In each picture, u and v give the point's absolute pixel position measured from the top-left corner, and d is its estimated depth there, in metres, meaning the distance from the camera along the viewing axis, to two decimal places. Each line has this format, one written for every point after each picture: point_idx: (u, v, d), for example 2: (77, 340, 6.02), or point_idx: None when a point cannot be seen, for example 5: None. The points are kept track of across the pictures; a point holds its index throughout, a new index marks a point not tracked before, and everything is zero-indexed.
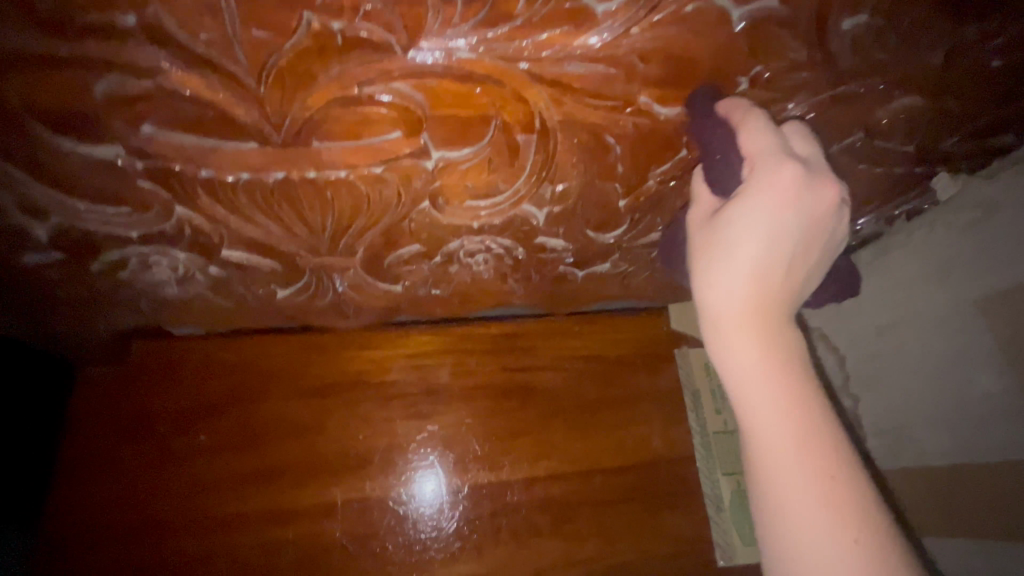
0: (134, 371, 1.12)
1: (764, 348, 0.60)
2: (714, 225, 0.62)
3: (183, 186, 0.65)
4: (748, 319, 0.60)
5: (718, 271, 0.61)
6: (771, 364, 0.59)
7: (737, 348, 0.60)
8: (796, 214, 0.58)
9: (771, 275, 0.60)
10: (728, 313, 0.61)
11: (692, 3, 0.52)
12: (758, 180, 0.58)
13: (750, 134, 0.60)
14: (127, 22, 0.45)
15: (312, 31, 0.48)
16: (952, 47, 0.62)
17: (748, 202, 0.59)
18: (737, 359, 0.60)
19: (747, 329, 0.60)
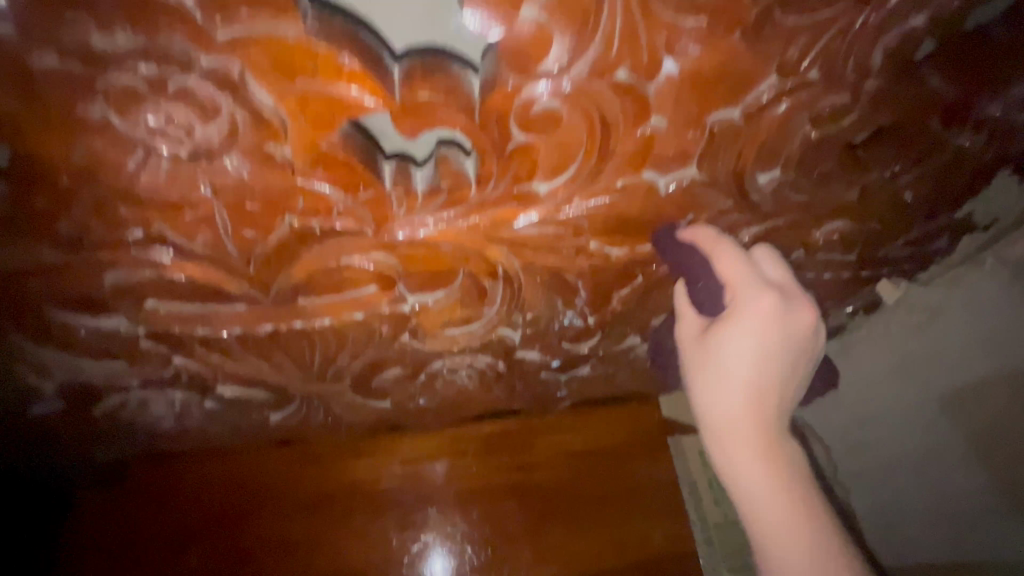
0: (132, 496, 1.14)
1: (767, 466, 0.62)
2: (704, 348, 0.65)
3: (180, 342, 0.71)
4: (748, 441, 0.62)
5: (713, 391, 0.64)
6: (775, 481, 0.61)
7: (741, 466, 0.62)
8: (779, 337, 0.62)
9: (761, 395, 0.63)
10: (728, 432, 0.63)
11: (622, 178, 0.58)
12: (744, 307, 0.62)
13: (727, 262, 0.64)
14: (134, 235, 0.52)
15: (293, 227, 0.55)
16: (865, 185, 0.70)
17: (737, 328, 0.62)
18: (742, 477, 0.62)
19: (746, 449, 0.62)
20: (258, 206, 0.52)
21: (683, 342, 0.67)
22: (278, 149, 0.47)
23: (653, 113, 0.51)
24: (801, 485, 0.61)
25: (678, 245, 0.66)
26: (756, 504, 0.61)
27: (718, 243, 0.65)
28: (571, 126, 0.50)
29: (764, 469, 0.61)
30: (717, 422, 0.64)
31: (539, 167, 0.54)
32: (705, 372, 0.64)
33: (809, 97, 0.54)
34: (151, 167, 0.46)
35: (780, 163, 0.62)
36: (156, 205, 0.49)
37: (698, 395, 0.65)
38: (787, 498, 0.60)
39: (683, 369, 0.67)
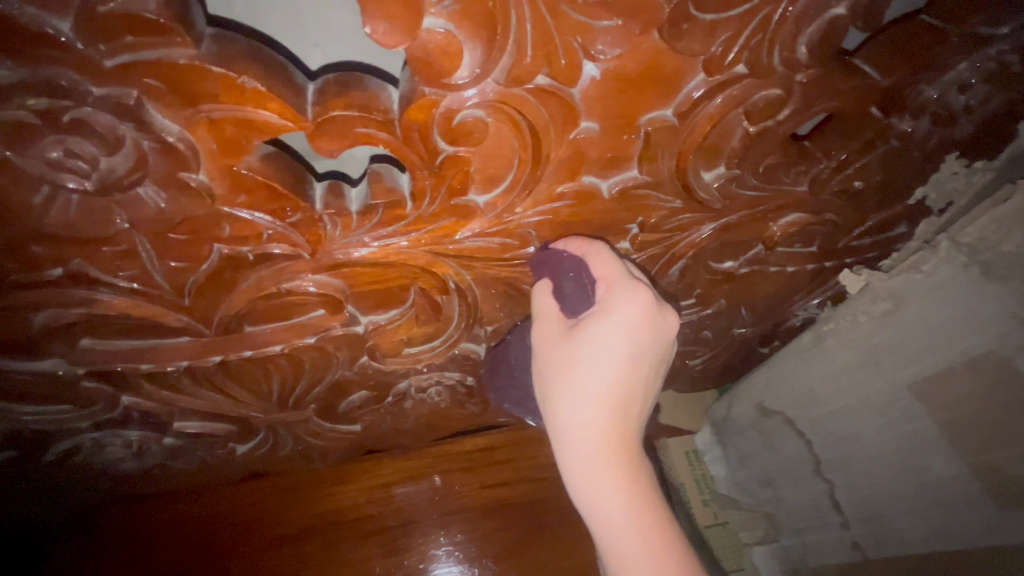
0: (102, 540, 1.11)
1: (627, 485, 0.54)
2: (571, 348, 0.56)
3: (126, 380, 0.68)
4: (610, 451, 0.55)
5: (576, 397, 0.55)
6: (630, 501, 0.54)
7: (597, 483, 0.54)
8: (651, 338, 0.56)
9: (630, 401, 0.56)
10: (590, 445, 0.55)
11: (563, 184, 0.57)
12: (615, 305, 0.55)
13: (597, 260, 0.59)
14: (55, 273, 0.51)
15: (224, 256, 0.53)
16: (813, 178, 0.70)
17: (607, 328, 0.54)
18: (600, 496, 0.54)
19: (610, 459, 0.54)
20: (182, 236, 0.50)
21: (546, 341, 0.58)
22: (191, 177, 0.45)
23: (582, 117, 0.50)
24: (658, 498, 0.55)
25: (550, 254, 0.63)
26: (611, 525, 0.54)
27: (593, 247, 0.60)
28: (498, 134, 0.49)
29: (623, 488, 0.54)
30: (580, 434, 0.55)
31: (473, 178, 0.53)
32: (570, 375, 0.55)
33: (741, 92, 0.53)
34: (60, 202, 0.45)
35: (723, 159, 0.61)
36: (71, 241, 0.48)
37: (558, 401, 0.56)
38: (644, 519, 0.54)
39: (546, 371, 0.57)
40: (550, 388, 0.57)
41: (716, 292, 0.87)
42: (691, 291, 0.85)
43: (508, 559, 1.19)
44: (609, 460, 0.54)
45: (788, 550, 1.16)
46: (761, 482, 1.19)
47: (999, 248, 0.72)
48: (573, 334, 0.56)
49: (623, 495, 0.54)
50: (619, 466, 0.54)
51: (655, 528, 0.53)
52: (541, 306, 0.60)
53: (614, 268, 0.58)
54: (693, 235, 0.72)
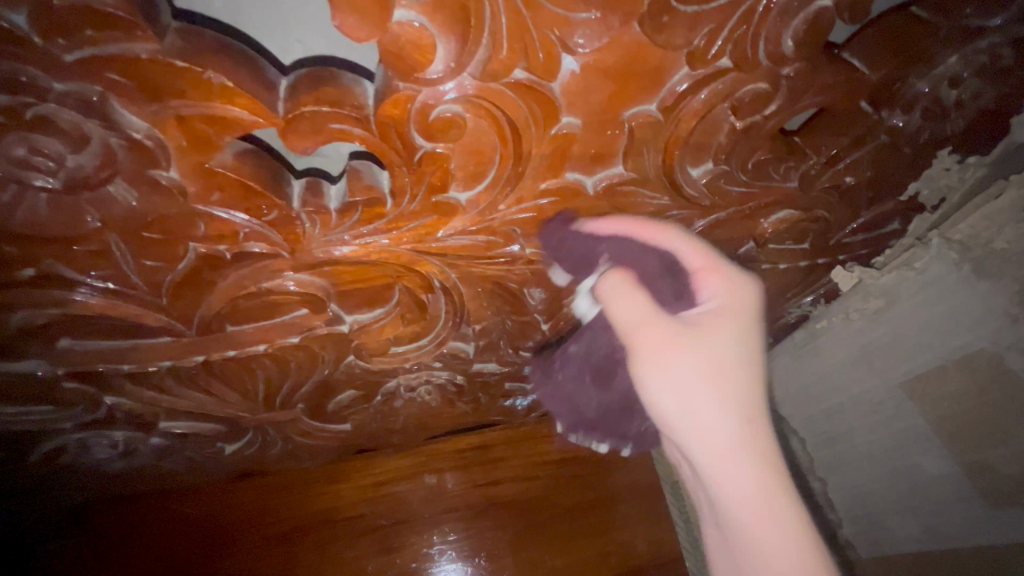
0: (92, 541, 1.11)
1: (766, 478, 0.53)
2: (694, 339, 0.55)
3: (108, 380, 0.68)
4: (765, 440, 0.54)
5: (691, 395, 0.55)
6: (786, 492, 0.53)
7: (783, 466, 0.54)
8: (764, 329, 0.59)
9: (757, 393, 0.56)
10: (735, 435, 0.54)
11: (546, 181, 0.56)
12: (724, 294, 0.57)
13: (688, 249, 0.57)
14: (28, 273, 0.50)
15: (200, 255, 0.53)
16: (804, 174, 0.69)
17: (728, 321, 0.56)
18: (745, 493, 0.53)
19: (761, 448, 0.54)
20: (157, 235, 0.49)
21: (648, 340, 0.55)
22: (162, 175, 0.44)
23: (563, 112, 0.49)
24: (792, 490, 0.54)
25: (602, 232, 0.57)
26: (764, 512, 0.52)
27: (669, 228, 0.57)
28: (477, 130, 0.48)
29: (775, 478, 0.53)
30: (704, 432, 0.54)
31: (454, 175, 0.52)
32: (690, 371, 0.55)
33: (726, 86, 0.52)
34: (28, 201, 0.44)
35: (711, 154, 0.60)
36: (41, 241, 0.47)
37: (677, 399, 0.55)
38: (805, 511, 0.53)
39: (660, 362, 0.55)
40: (662, 388, 0.55)
41: None
42: None
43: (502, 558, 1.18)
44: (737, 453, 0.54)
45: None
46: None
47: (991, 245, 0.71)
48: (683, 330, 0.56)
49: (781, 490, 0.53)
50: (751, 459, 0.53)
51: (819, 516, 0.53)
52: (628, 304, 0.55)
53: (711, 258, 0.57)
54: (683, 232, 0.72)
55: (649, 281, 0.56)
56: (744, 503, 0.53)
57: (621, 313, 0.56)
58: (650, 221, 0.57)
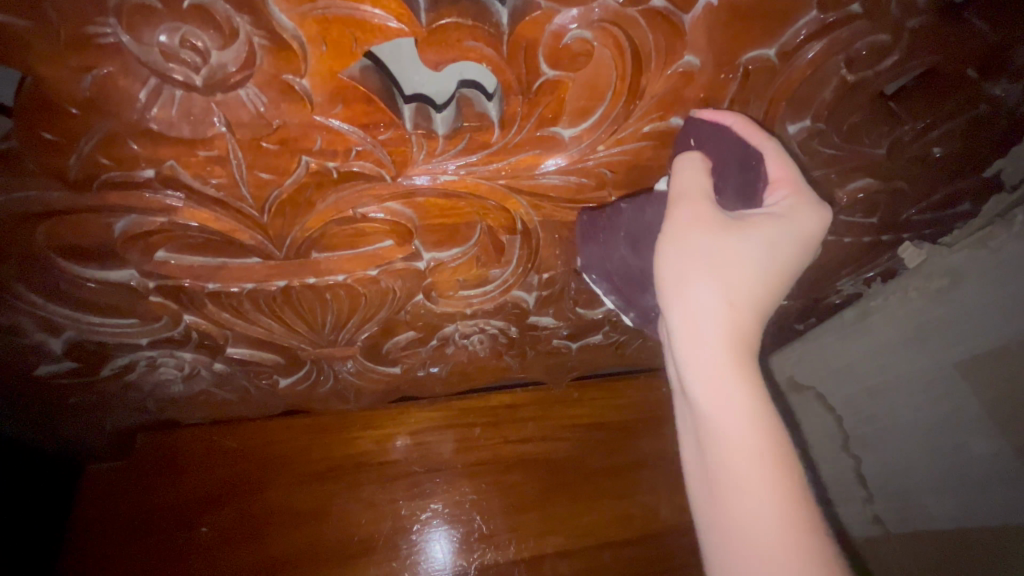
0: (140, 465, 1.15)
1: (753, 382, 0.49)
2: (725, 229, 0.52)
3: (191, 297, 0.69)
4: (751, 344, 0.51)
5: (709, 286, 0.51)
6: (765, 405, 0.48)
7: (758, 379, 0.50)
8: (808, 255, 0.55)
9: (770, 304, 0.53)
10: (725, 327, 0.50)
11: (650, 124, 0.56)
12: (789, 215, 0.54)
13: (776, 159, 0.55)
14: (145, 175, 0.50)
15: (309, 170, 0.53)
16: (893, 141, 0.69)
17: (777, 228, 0.53)
18: (729, 394, 0.49)
19: (747, 351, 0.50)
20: (275, 145, 0.50)
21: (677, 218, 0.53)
22: (296, 81, 0.45)
23: (686, 49, 0.49)
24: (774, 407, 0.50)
25: (709, 124, 0.55)
26: (721, 413, 0.49)
27: (763, 135, 0.56)
28: (601, 60, 0.48)
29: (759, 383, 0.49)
30: (707, 324, 0.50)
31: (566, 108, 0.52)
32: (713, 261, 0.51)
33: (847, 35, 0.52)
34: (164, 97, 0.44)
35: (812, 111, 0.60)
36: (167, 141, 0.47)
37: (691, 285, 0.51)
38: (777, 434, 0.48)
39: (679, 245, 0.52)
40: (678, 267, 0.52)
41: None
42: None
43: (530, 513, 1.20)
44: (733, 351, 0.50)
45: None
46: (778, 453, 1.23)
47: None
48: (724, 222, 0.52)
49: (760, 400, 0.49)
50: (743, 359, 0.50)
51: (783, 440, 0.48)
52: (681, 184, 0.54)
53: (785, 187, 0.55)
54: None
55: (724, 181, 0.55)
56: (721, 404, 0.49)
57: (672, 189, 0.55)
58: (755, 126, 0.56)
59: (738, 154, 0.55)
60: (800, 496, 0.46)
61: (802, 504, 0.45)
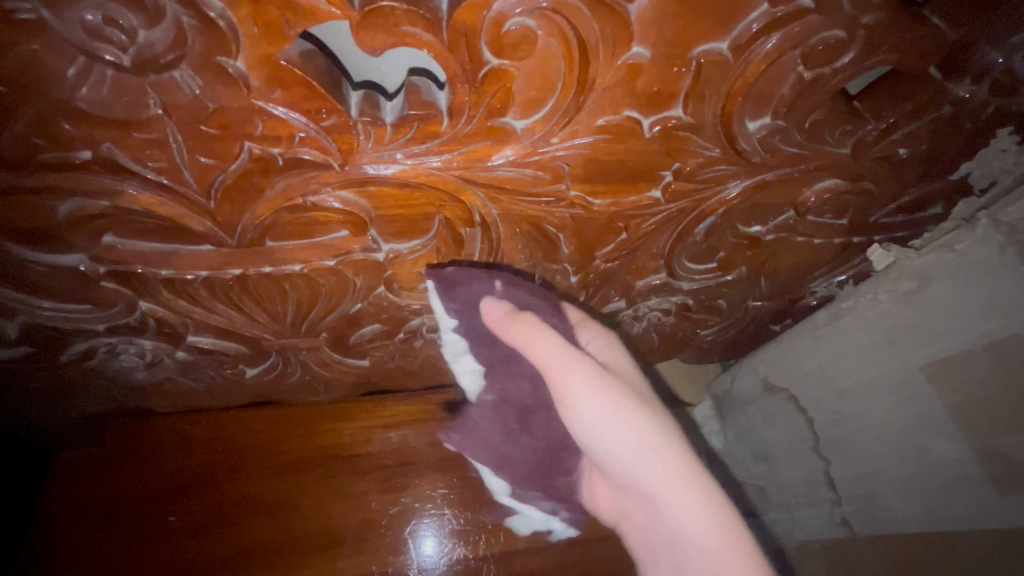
0: (109, 453, 1.14)
1: (681, 474, 0.57)
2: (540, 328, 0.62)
3: (145, 283, 0.68)
4: (614, 388, 0.60)
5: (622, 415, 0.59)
6: (644, 431, 0.58)
7: (626, 415, 0.59)
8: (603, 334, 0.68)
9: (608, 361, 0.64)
10: (580, 386, 0.59)
11: (604, 117, 0.56)
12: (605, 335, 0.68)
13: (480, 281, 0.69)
14: (83, 157, 0.49)
15: (253, 156, 0.52)
16: (858, 141, 0.68)
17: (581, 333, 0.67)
18: (677, 492, 0.57)
19: (613, 396, 0.59)
20: (215, 129, 0.49)
21: (569, 380, 0.59)
22: (229, 64, 0.44)
23: (634, 40, 0.48)
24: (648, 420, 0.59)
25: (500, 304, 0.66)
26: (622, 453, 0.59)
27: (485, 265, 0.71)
28: (546, 50, 0.48)
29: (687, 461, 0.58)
30: (632, 443, 0.58)
31: (515, 99, 0.51)
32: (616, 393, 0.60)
33: (801, 30, 0.51)
34: (94, 77, 0.43)
35: (771, 108, 0.59)
36: (101, 121, 0.46)
37: (613, 423, 0.59)
38: (656, 448, 0.58)
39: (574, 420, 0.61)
40: (599, 411, 0.59)
41: (737, 257, 0.88)
42: (714, 253, 0.86)
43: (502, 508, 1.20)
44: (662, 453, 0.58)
45: (775, 524, 1.21)
46: (757, 456, 1.24)
47: None
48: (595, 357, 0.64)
49: (637, 422, 0.59)
50: (669, 458, 0.57)
51: (664, 452, 0.58)
52: (519, 333, 0.62)
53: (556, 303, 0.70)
54: (708, 203, 0.73)
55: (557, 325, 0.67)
56: (678, 509, 0.56)
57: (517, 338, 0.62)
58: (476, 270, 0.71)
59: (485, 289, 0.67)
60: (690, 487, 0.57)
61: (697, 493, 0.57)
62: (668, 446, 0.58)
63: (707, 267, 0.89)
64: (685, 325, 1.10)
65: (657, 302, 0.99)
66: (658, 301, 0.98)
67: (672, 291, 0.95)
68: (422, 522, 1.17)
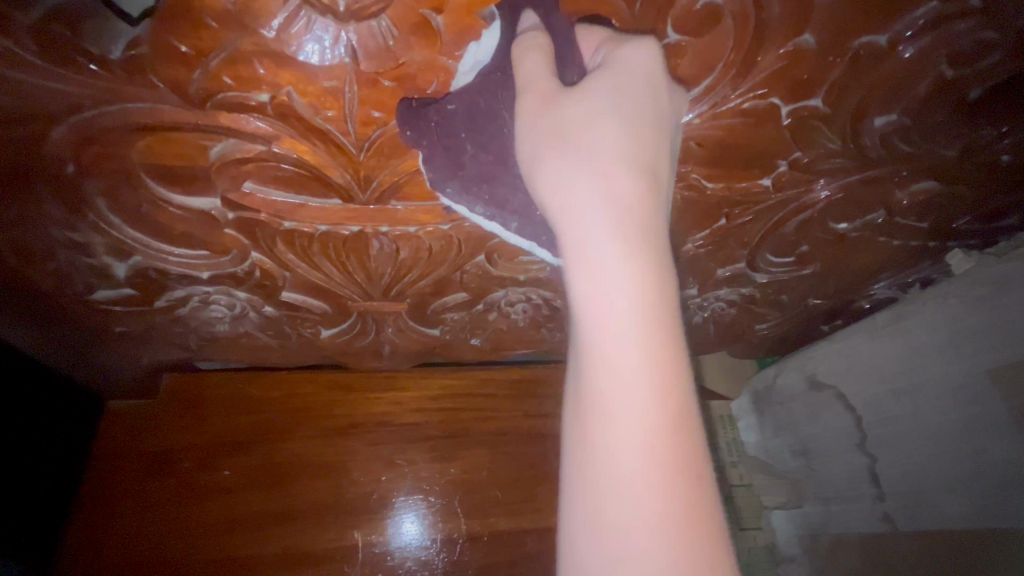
0: (164, 407, 1.13)
1: (608, 248, 0.42)
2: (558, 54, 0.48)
3: (264, 234, 0.69)
4: (579, 111, 0.44)
5: (568, 168, 0.44)
6: (593, 170, 0.43)
7: (585, 143, 0.44)
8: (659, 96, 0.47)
9: (609, 88, 0.45)
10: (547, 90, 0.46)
11: (749, 101, 0.58)
12: (630, 57, 0.46)
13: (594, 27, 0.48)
14: (260, 99, 0.51)
15: (418, 112, 0.54)
16: (966, 146, 0.70)
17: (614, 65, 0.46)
18: (608, 306, 0.40)
19: (570, 113, 0.44)
20: (393, 82, 0.50)
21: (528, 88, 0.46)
22: (432, 17, 0.45)
23: (806, 28, 0.50)
24: (608, 168, 0.43)
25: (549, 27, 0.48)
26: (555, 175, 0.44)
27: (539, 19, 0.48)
28: (724, 30, 0.49)
29: (636, 283, 0.41)
30: (570, 204, 0.43)
31: (678, 75, 0.53)
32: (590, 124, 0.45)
33: (956, 30, 0.53)
34: (300, 20, 0.44)
35: (901, 105, 0.62)
36: (290, 65, 0.48)
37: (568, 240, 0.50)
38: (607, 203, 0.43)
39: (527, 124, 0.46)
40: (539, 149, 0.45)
41: (816, 253, 0.91)
42: (798, 246, 0.88)
43: (545, 484, 1.21)
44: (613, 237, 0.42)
45: (809, 516, 1.24)
46: (794, 451, 1.27)
47: None
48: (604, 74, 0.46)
49: (592, 162, 0.44)
50: (618, 278, 0.41)
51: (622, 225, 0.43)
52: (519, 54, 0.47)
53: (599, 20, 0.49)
54: (809, 195, 0.75)
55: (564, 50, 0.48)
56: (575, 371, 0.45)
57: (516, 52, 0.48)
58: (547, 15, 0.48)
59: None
60: (607, 271, 0.41)
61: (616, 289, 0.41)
62: (617, 217, 0.42)
63: (785, 260, 0.92)
64: (744, 318, 1.13)
65: (726, 292, 1.01)
66: (727, 292, 1.01)
67: (744, 282, 0.97)
68: (398, 520, 1.13)
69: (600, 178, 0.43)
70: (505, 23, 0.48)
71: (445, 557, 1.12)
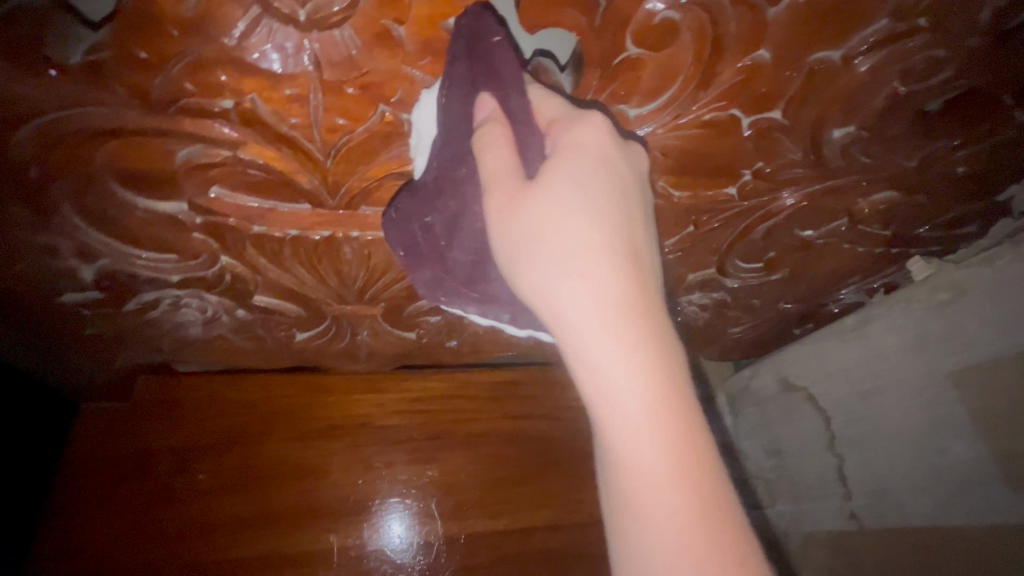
0: (138, 410, 1.11)
1: (608, 350, 0.45)
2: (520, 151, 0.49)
3: (234, 237, 0.69)
4: (562, 218, 0.47)
5: (566, 278, 0.47)
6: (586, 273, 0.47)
7: (575, 249, 0.47)
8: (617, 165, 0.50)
9: (577, 182, 0.48)
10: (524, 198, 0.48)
11: (710, 113, 0.59)
12: (580, 137, 0.49)
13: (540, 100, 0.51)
14: (224, 105, 0.51)
15: (383, 119, 0.54)
16: (924, 157, 0.73)
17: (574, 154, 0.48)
18: (622, 410, 0.44)
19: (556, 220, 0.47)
20: (357, 91, 0.51)
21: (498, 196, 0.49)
22: (394, 28, 0.46)
23: (763, 43, 0.52)
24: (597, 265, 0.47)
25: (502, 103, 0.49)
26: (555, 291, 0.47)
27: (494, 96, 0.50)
28: (682, 44, 0.51)
29: (638, 369, 0.45)
30: (572, 319, 0.47)
31: (640, 88, 0.54)
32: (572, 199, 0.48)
33: (908, 47, 0.55)
34: (261, 29, 0.45)
35: (859, 118, 0.63)
36: (253, 73, 0.48)
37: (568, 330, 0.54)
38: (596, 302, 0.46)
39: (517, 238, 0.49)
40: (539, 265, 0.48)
41: (784, 259, 0.93)
42: (766, 252, 0.90)
43: (523, 485, 1.22)
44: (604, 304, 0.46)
45: (782, 515, 1.27)
46: (769, 450, 1.30)
47: None
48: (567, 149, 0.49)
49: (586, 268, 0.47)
50: (622, 376, 0.45)
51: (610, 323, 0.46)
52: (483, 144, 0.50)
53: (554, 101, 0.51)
54: (775, 203, 0.77)
55: (523, 138, 0.49)
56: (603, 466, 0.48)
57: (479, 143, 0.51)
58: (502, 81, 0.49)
59: (485, 78, 0.49)
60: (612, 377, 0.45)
61: (622, 389, 0.45)
62: (609, 317, 0.46)
63: (754, 265, 0.94)
64: (718, 322, 1.15)
65: (698, 297, 1.03)
66: (700, 296, 1.02)
67: (716, 287, 0.99)
68: (382, 523, 1.13)
69: (594, 280, 0.47)
70: (460, 118, 0.51)
71: (424, 562, 1.12)
